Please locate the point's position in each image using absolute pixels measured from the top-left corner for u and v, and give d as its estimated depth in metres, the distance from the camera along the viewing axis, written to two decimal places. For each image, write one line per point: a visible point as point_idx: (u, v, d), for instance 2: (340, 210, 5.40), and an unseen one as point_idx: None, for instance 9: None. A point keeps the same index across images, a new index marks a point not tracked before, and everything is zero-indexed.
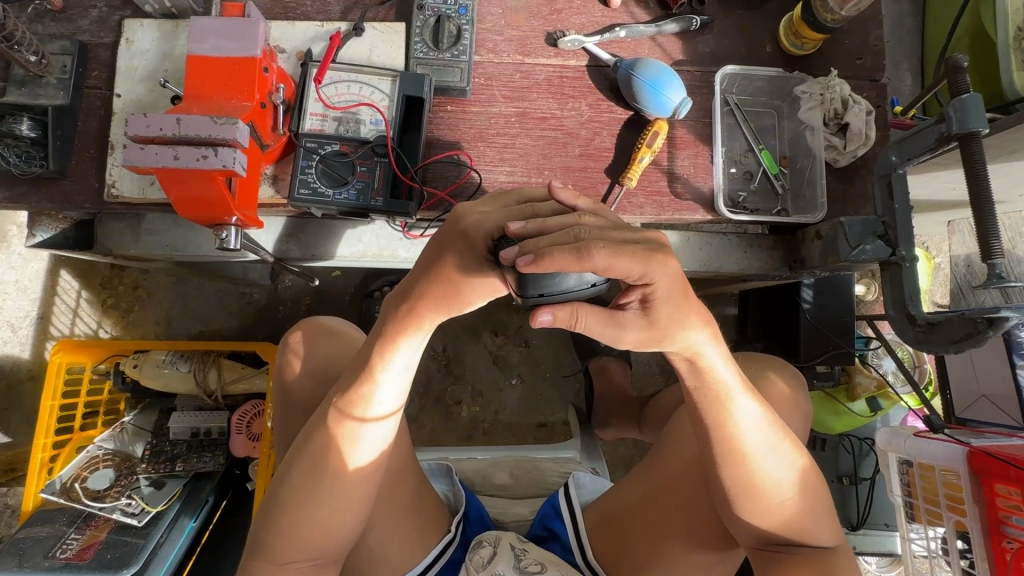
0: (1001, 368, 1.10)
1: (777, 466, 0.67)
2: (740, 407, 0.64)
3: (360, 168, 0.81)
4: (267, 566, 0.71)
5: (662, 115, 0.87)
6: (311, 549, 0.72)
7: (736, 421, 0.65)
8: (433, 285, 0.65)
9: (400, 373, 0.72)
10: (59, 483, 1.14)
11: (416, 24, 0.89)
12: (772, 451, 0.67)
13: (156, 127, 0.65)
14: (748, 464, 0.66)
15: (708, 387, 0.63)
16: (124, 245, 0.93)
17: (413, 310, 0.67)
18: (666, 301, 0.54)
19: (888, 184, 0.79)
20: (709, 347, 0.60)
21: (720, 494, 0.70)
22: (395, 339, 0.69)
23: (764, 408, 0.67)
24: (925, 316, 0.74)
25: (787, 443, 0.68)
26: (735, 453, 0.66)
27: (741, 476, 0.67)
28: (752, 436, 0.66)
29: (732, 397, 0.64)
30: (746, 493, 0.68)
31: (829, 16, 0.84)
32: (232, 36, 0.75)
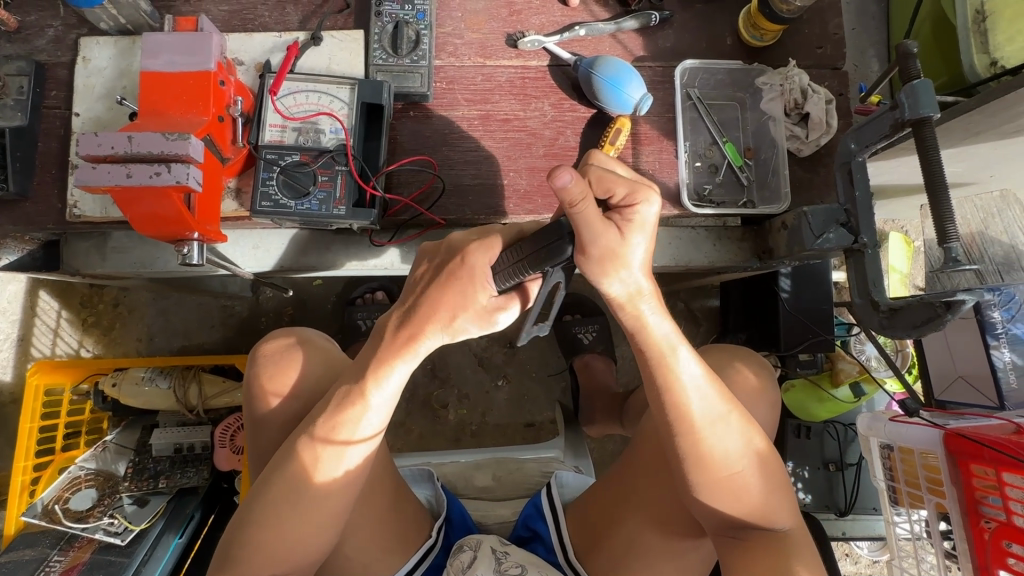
0: (975, 348, 1.10)
1: (728, 444, 0.67)
2: (682, 370, 0.65)
3: (321, 177, 0.80)
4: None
5: (624, 112, 0.88)
6: (288, 554, 0.72)
7: (680, 386, 0.65)
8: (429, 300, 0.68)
9: (391, 390, 0.73)
10: (41, 505, 1.13)
11: (374, 30, 0.88)
12: (723, 428, 0.67)
13: (107, 146, 0.65)
14: (700, 436, 0.66)
15: (649, 351, 0.65)
16: (92, 264, 0.92)
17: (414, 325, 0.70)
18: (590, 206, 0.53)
19: (848, 171, 0.80)
20: (650, 310, 0.63)
21: (678, 472, 0.70)
22: (390, 359, 0.71)
23: (712, 384, 0.67)
24: (888, 302, 0.74)
25: (738, 417, 0.68)
26: (684, 428, 0.66)
27: (691, 453, 0.67)
28: (700, 411, 0.66)
29: (676, 368, 0.65)
30: (699, 471, 0.67)
31: (784, 6, 0.84)
32: (185, 52, 0.75)
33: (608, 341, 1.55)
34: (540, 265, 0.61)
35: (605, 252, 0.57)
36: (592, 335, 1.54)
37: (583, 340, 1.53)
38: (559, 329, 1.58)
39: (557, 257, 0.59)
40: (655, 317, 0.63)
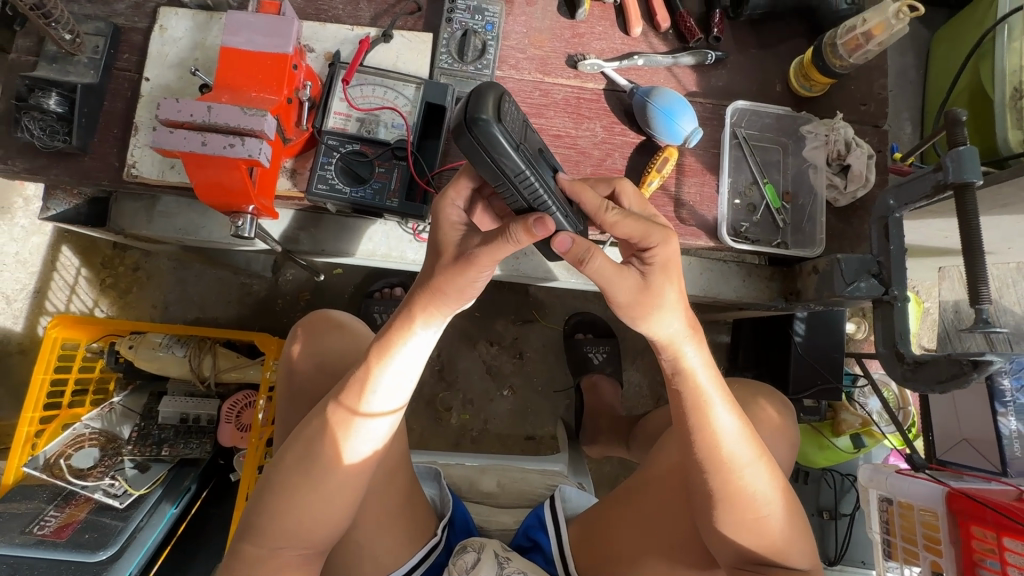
0: (982, 413, 1.12)
1: (757, 484, 0.69)
2: (719, 409, 0.68)
3: (378, 169, 0.82)
4: (256, 551, 0.73)
5: (673, 142, 0.91)
6: (304, 531, 0.73)
7: (715, 419, 0.68)
8: (449, 283, 0.68)
9: (404, 374, 0.75)
10: (43, 458, 1.12)
11: (443, 35, 0.92)
12: (752, 469, 0.69)
13: (186, 113, 0.67)
14: (731, 468, 0.68)
15: (690, 390, 0.68)
16: (136, 225, 0.94)
17: (430, 306, 0.71)
18: (658, 273, 0.65)
19: (885, 225, 0.83)
20: (687, 341, 0.68)
21: (699, 500, 0.72)
22: (395, 341, 0.73)
23: (748, 428, 0.70)
24: (913, 355, 0.77)
25: (765, 455, 0.70)
26: (719, 464, 0.68)
27: (721, 486, 0.69)
28: (736, 452, 0.68)
29: (714, 414, 0.68)
30: (728, 504, 0.69)
31: (839, 62, 0.89)
32: (266, 32, 0.77)
33: (617, 364, 1.58)
34: (513, 162, 0.58)
35: (632, 300, 0.65)
36: (602, 356, 1.57)
37: (593, 360, 1.56)
38: (570, 347, 1.59)
39: (503, 147, 0.56)
40: (695, 355, 0.68)
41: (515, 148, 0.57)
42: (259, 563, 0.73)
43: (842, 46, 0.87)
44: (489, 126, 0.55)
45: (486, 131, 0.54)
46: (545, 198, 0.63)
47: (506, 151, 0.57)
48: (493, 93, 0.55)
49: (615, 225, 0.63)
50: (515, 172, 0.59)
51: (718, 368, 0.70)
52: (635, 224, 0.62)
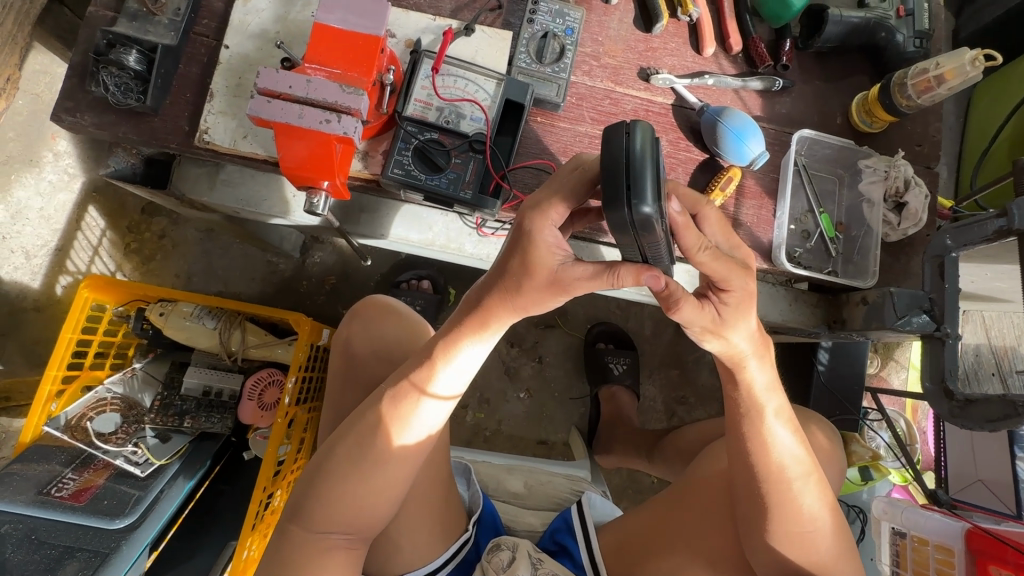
0: (999, 455, 1.14)
1: (807, 502, 0.70)
2: (774, 427, 0.69)
3: (455, 159, 0.83)
4: (302, 534, 0.72)
5: (739, 163, 0.92)
6: (352, 516, 0.72)
7: (769, 437, 0.69)
8: (525, 297, 0.67)
9: (472, 366, 0.74)
10: (64, 419, 1.10)
11: (524, 35, 0.92)
12: (803, 485, 0.70)
13: (286, 84, 0.67)
14: (783, 486, 0.69)
15: (747, 400, 0.70)
16: (197, 191, 0.93)
17: (497, 314, 0.69)
18: (733, 310, 0.63)
19: (939, 264, 0.85)
20: (754, 360, 0.68)
21: (746, 517, 0.73)
22: (462, 338, 0.72)
23: (802, 444, 0.71)
24: (963, 392, 0.79)
25: (817, 476, 0.71)
26: (770, 474, 0.69)
27: (768, 496, 0.70)
28: (788, 465, 0.69)
29: (770, 426, 0.70)
30: (778, 521, 0.70)
31: (905, 101, 0.91)
32: (361, 13, 0.78)
33: (636, 376, 1.59)
34: (657, 236, 0.54)
35: (710, 326, 0.64)
36: (622, 367, 1.58)
37: (613, 370, 1.56)
38: (590, 356, 1.60)
39: (655, 226, 0.52)
40: (758, 370, 0.68)
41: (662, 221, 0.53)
42: (304, 548, 0.72)
43: (911, 86, 0.90)
44: (645, 207, 0.50)
45: (638, 211, 0.50)
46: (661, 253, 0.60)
47: (654, 229, 0.52)
48: (645, 143, 0.51)
49: (703, 265, 0.59)
50: (654, 242, 0.55)
51: (778, 382, 0.71)
52: (723, 266, 0.59)
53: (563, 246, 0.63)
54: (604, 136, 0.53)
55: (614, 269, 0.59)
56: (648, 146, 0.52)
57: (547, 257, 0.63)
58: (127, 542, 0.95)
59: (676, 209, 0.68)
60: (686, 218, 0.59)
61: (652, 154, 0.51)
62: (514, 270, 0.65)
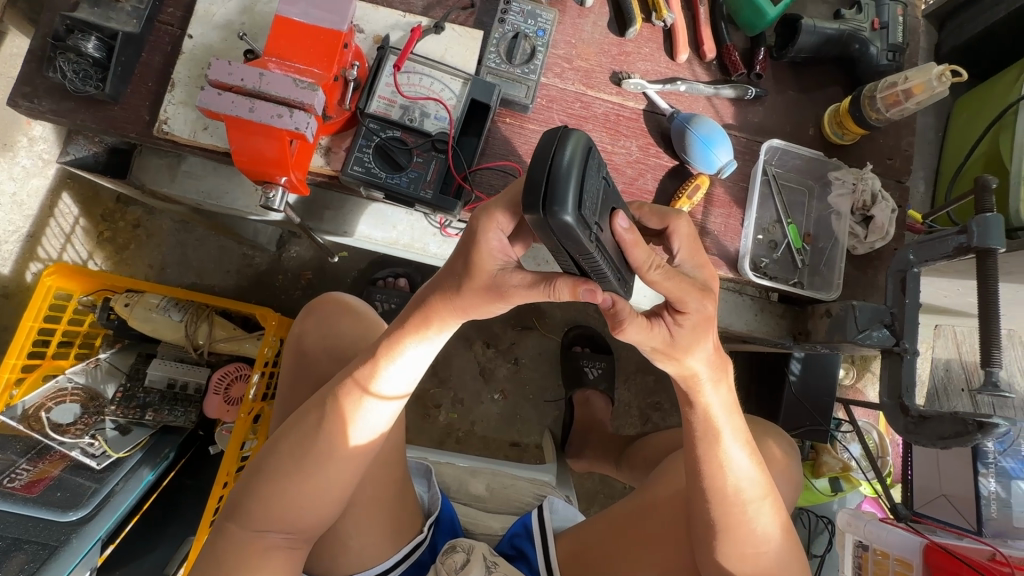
0: (964, 472, 1.14)
1: (760, 523, 0.69)
2: (729, 450, 0.68)
3: (416, 158, 0.82)
4: (240, 534, 0.71)
5: (707, 171, 0.92)
6: (292, 517, 0.72)
7: (724, 461, 0.68)
8: (465, 299, 0.66)
9: (417, 366, 0.74)
10: (22, 409, 1.07)
11: (494, 35, 0.92)
12: (756, 508, 0.69)
13: (238, 77, 0.66)
14: (734, 508, 0.68)
15: (703, 424, 0.68)
16: (159, 182, 0.92)
17: (439, 315, 0.69)
18: (688, 331, 0.62)
19: (902, 279, 0.85)
20: (709, 382, 0.66)
21: (699, 537, 0.72)
22: (404, 338, 0.71)
23: (758, 466, 0.70)
24: (918, 408, 0.79)
25: (772, 498, 0.70)
26: (726, 498, 0.68)
27: (723, 520, 0.69)
28: (743, 489, 0.68)
29: (726, 449, 0.68)
30: (729, 541, 0.69)
31: (875, 115, 0.91)
32: (323, 7, 0.77)
33: (611, 381, 1.58)
34: (583, 247, 0.52)
35: (665, 347, 0.63)
36: (598, 371, 1.57)
37: (588, 374, 1.56)
38: (566, 359, 1.60)
39: (577, 235, 0.50)
40: (713, 393, 0.67)
41: (588, 231, 0.51)
42: (242, 548, 0.71)
43: (880, 99, 0.90)
44: (564, 214, 0.49)
45: (556, 218, 0.49)
46: (604, 271, 0.58)
47: (577, 239, 0.51)
48: (574, 157, 0.49)
49: (654, 284, 0.58)
50: (583, 253, 0.53)
51: (734, 404, 0.70)
52: (676, 287, 0.57)
53: (507, 252, 0.62)
54: (536, 148, 0.51)
55: (549, 281, 0.58)
56: (575, 155, 0.50)
57: (489, 262, 0.62)
58: (78, 534, 0.93)
59: (646, 223, 0.69)
60: (634, 235, 0.56)
61: (579, 164, 0.50)
62: (457, 272, 0.65)
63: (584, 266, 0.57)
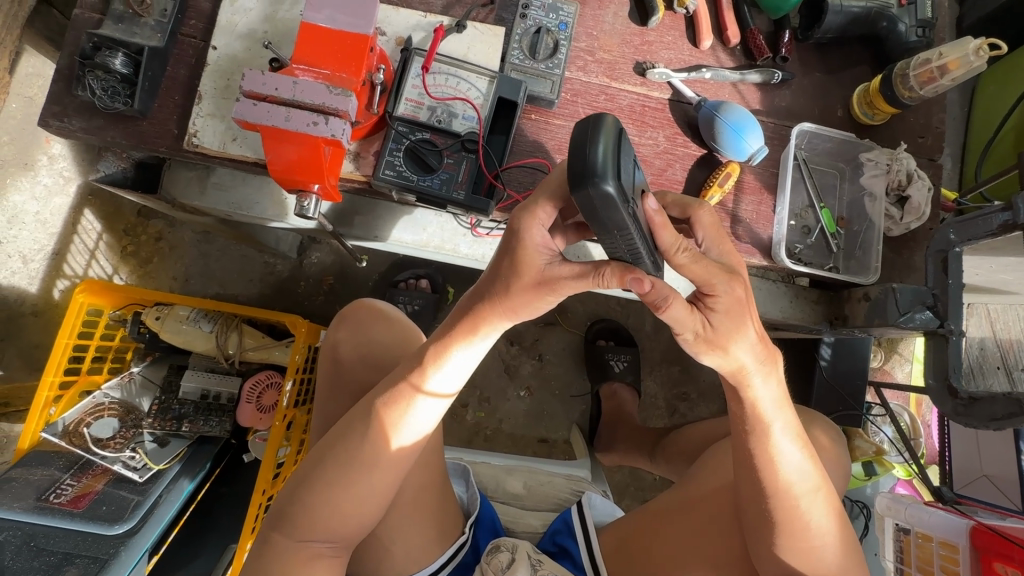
0: (1006, 452, 1.12)
1: (814, 515, 0.68)
2: (780, 445, 0.67)
3: (447, 159, 0.82)
4: (286, 543, 0.72)
5: (737, 158, 0.91)
6: (339, 524, 0.72)
7: (775, 455, 0.67)
8: (510, 298, 0.66)
9: (468, 366, 0.74)
10: (61, 424, 1.10)
11: (516, 31, 0.91)
12: (809, 501, 0.68)
13: (271, 86, 0.66)
14: (787, 501, 0.67)
15: (752, 418, 0.67)
16: (187, 195, 0.92)
17: (486, 315, 0.68)
18: (723, 317, 0.61)
19: (943, 259, 0.83)
20: (759, 376, 0.65)
21: (752, 530, 0.72)
22: (450, 343, 0.72)
23: (810, 458, 0.69)
24: (967, 390, 0.78)
25: (824, 490, 0.69)
26: (776, 492, 0.68)
27: (776, 513, 0.68)
28: (795, 483, 0.67)
29: (777, 444, 0.67)
30: (783, 536, 0.68)
31: (907, 93, 0.89)
32: (348, 12, 0.76)
33: (637, 373, 1.58)
34: (622, 223, 0.51)
35: (709, 338, 0.62)
36: (623, 364, 1.57)
37: (613, 367, 1.55)
38: (591, 353, 1.59)
39: (619, 209, 0.50)
40: (763, 386, 0.66)
41: (627, 206, 0.50)
42: (287, 558, 0.71)
43: (913, 77, 0.87)
44: (605, 186, 0.48)
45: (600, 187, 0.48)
46: (642, 253, 0.57)
47: (617, 214, 0.50)
48: (610, 137, 0.49)
49: (682, 268, 0.59)
50: (621, 231, 0.52)
51: (784, 397, 0.68)
52: (704, 270, 0.58)
53: (551, 246, 0.63)
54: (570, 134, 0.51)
55: (598, 269, 0.59)
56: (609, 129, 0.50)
57: (536, 259, 0.62)
58: (126, 547, 0.95)
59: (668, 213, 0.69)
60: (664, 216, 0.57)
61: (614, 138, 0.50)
62: (503, 272, 0.65)
63: (624, 247, 0.56)
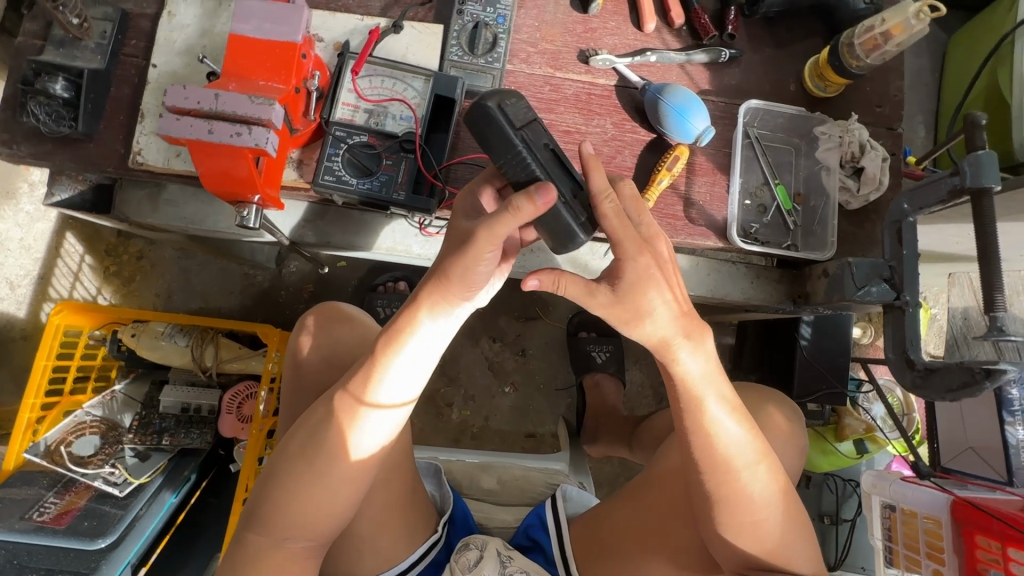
0: (989, 421, 1.11)
1: (755, 487, 0.67)
2: (718, 417, 0.66)
3: (386, 161, 0.82)
4: (260, 542, 0.69)
5: (684, 141, 0.90)
6: (310, 521, 0.70)
7: (711, 428, 0.66)
8: (458, 273, 0.66)
9: (415, 370, 0.71)
10: (44, 445, 1.12)
11: (454, 28, 0.91)
12: (750, 473, 0.67)
13: (194, 100, 0.67)
14: (728, 476, 0.67)
15: (685, 393, 0.66)
16: (142, 213, 0.94)
17: (439, 296, 0.68)
18: (629, 287, 0.61)
19: (898, 230, 0.81)
20: (685, 349, 0.64)
21: (699, 510, 0.71)
22: (405, 329, 0.69)
23: (751, 432, 0.68)
24: (923, 361, 0.76)
25: (767, 462, 0.68)
26: (717, 467, 0.67)
27: (719, 490, 0.67)
28: (734, 455, 0.66)
29: (713, 417, 0.66)
30: (727, 512, 0.68)
31: (854, 63, 0.88)
32: (276, 20, 0.76)
33: (620, 363, 1.57)
34: (504, 132, 0.67)
35: (625, 312, 0.62)
36: (605, 355, 1.56)
37: (596, 359, 1.55)
38: (573, 346, 1.58)
39: (498, 120, 0.67)
40: (690, 360, 0.65)
41: (511, 123, 0.67)
42: (262, 557, 0.69)
43: (859, 46, 0.86)
44: (488, 102, 0.67)
45: (486, 106, 0.67)
46: (536, 171, 0.67)
47: (498, 125, 0.67)
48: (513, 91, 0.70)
49: (605, 218, 0.63)
50: (506, 141, 0.67)
51: (719, 369, 0.67)
52: (620, 225, 0.62)
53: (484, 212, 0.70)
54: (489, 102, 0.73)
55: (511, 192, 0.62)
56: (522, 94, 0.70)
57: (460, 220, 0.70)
58: (107, 559, 0.97)
59: None
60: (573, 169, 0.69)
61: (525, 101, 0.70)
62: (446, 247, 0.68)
63: (519, 165, 0.67)
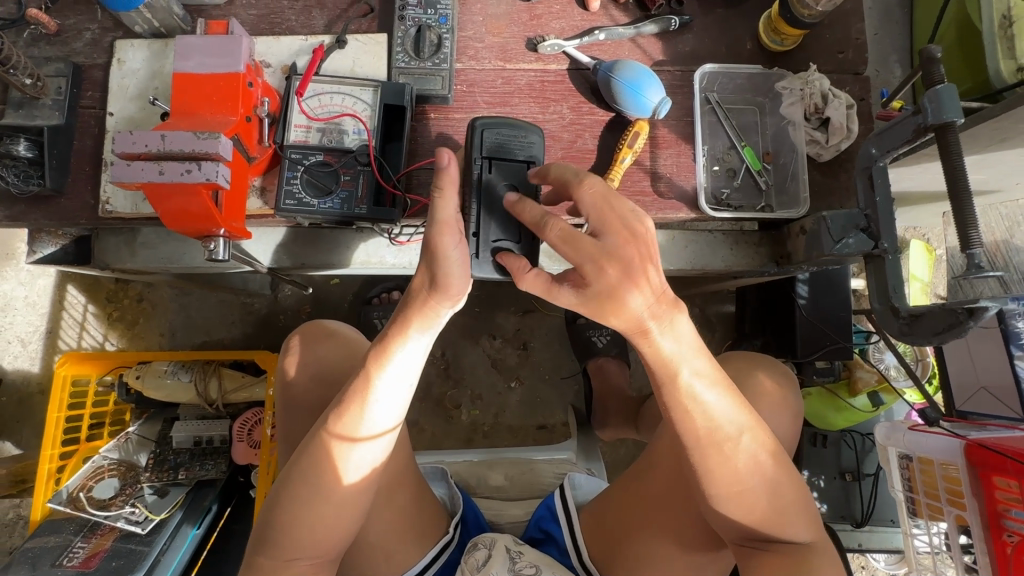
0: (997, 356, 1.08)
1: (747, 458, 0.66)
2: (704, 395, 0.64)
3: (344, 177, 0.83)
4: (271, 564, 0.70)
5: (642, 115, 0.88)
6: (316, 538, 0.70)
7: (697, 406, 0.64)
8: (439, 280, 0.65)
9: (398, 384, 0.70)
10: (66, 492, 1.16)
11: (398, 34, 0.90)
12: (739, 445, 0.66)
13: (141, 143, 0.68)
14: (717, 450, 0.65)
15: (661, 373, 0.63)
16: (123, 259, 0.96)
17: (423, 308, 0.67)
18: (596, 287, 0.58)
19: (868, 177, 0.78)
20: (658, 330, 0.60)
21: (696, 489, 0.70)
22: (390, 344, 0.69)
23: (738, 404, 0.66)
24: (908, 308, 0.73)
25: (756, 431, 0.67)
26: (707, 442, 0.65)
27: (710, 466, 0.66)
28: (720, 428, 0.65)
29: (698, 396, 0.64)
30: (721, 485, 0.67)
31: (806, 11, 0.84)
32: (217, 54, 0.77)
33: (621, 345, 1.56)
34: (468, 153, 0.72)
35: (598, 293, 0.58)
36: (606, 338, 1.55)
37: (597, 344, 1.54)
38: (573, 333, 1.58)
39: (473, 141, 0.72)
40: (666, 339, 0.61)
41: (481, 151, 0.72)
42: None
43: None
44: (478, 121, 0.73)
45: (476, 126, 0.73)
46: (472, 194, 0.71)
47: (471, 145, 0.72)
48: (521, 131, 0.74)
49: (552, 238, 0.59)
50: (467, 160, 0.73)
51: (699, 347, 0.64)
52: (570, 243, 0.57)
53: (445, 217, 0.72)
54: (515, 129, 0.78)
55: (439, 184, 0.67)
56: (527, 135, 0.75)
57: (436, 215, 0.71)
58: None
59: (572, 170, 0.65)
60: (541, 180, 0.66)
61: (524, 141, 0.74)
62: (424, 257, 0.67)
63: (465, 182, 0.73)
